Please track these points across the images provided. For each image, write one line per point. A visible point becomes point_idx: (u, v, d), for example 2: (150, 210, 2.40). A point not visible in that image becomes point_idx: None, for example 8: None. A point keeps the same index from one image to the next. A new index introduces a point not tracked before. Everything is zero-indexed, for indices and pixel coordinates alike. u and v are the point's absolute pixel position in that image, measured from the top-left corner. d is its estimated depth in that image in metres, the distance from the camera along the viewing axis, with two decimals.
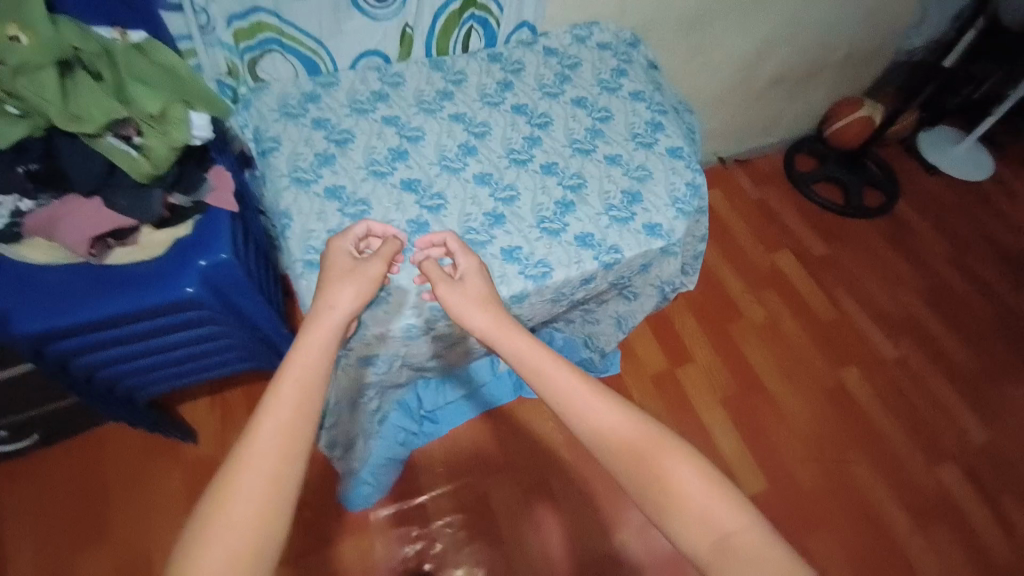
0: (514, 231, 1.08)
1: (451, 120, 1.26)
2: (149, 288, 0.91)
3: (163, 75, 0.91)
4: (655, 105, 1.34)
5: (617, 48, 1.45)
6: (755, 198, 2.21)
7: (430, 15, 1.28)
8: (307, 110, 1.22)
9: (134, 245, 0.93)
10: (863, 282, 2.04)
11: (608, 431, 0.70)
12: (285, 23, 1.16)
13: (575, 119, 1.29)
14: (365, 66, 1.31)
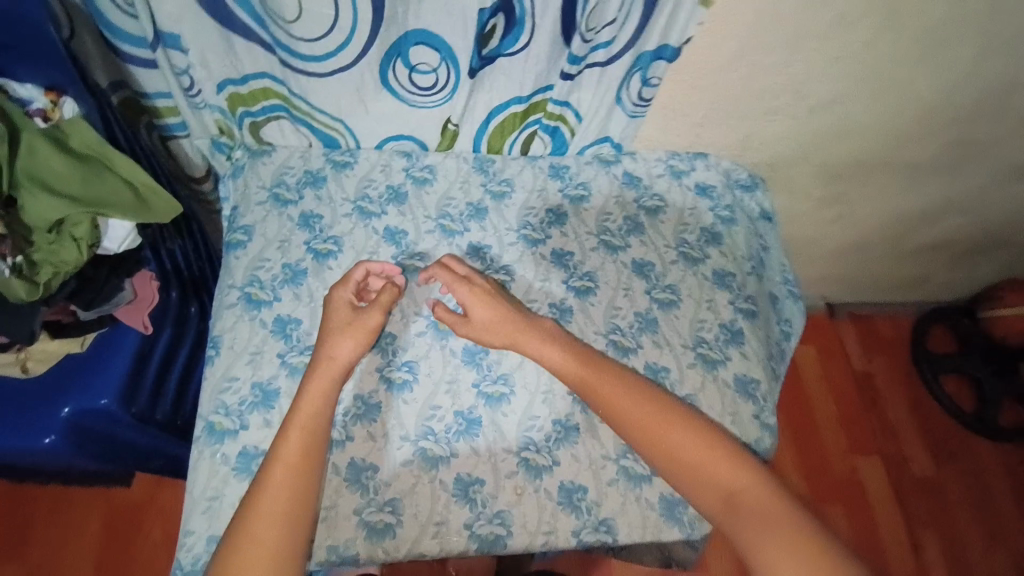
0: (483, 453, 0.81)
1: (468, 254, 0.97)
2: (3, 432, 0.76)
3: (76, 170, 0.71)
4: (745, 300, 0.97)
5: (721, 198, 1.07)
6: (858, 373, 1.74)
7: (484, 110, 1.00)
8: (302, 197, 0.96)
9: (14, 355, 0.77)
10: (966, 535, 1.55)
11: (628, 410, 0.77)
12: (297, 96, 0.92)
13: (629, 295, 0.95)
14: (392, 152, 1.03)
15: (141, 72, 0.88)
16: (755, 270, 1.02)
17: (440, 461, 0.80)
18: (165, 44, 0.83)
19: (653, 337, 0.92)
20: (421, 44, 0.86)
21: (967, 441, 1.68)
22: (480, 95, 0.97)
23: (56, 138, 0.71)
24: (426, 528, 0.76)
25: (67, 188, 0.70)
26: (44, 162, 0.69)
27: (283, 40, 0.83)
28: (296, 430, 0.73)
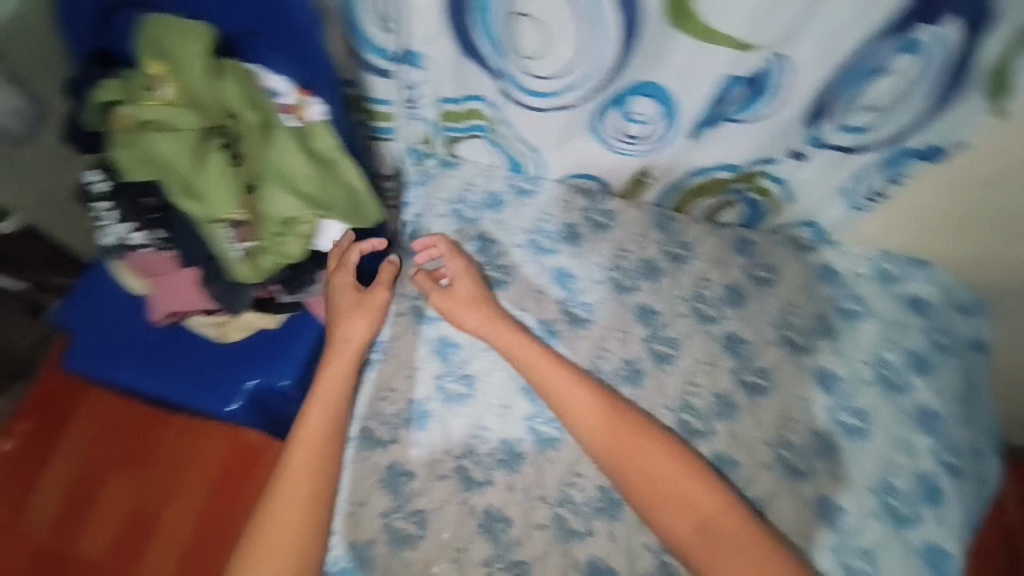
0: (519, 495, 0.78)
1: (552, 280, 0.95)
2: (202, 391, 0.84)
3: (315, 173, 0.76)
4: (849, 414, 0.87)
5: (849, 287, 0.94)
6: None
7: (685, 170, 0.92)
8: (481, 218, 0.98)
9: (214, 320, 0.84)
10: None
11: (589, 426, 0.75)
12: (502, 122, 0.92)
13: (711, 372, 0.88)
14: (575, 190, 1.00)
15: (369, 79, 0.90)
16: (873, 377, 0.89)
17: (476, 485, 0.78)
18: (405, 61, 0.85)
19: (727, 425, 0.86)
20: (646, 96, 0.80)
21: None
22: (692, 159, 0.89)
23: (303, 139, 0.77)
24: (446, 550, 0.75)
25: (300, 186, 0.76)
26: (286, 159, 0.75)
27: (515, 75, 0.82)
28: (320, 404, 0.76)
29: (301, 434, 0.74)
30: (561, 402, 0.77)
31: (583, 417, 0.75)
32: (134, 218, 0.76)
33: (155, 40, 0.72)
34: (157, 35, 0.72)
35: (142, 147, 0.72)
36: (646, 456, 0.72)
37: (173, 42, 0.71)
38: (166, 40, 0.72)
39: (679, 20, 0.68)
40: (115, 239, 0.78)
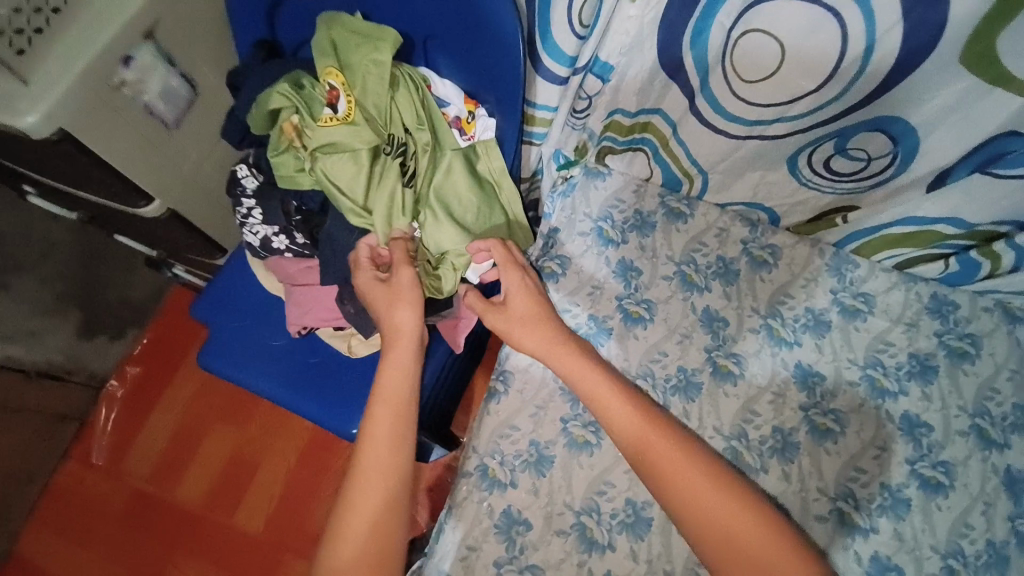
0: (541, 499, 0.74)
1: (613, 272, 0.85)
2: (326, 409, 0.75)
3: (478, 197, 0.68)
4: (931, 466, 0.73)
5: (962, 323, 0.79)
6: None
7: (889, 217, 0.77)
8: (590, 206, 0.89)
9: (344, 334, 0.76)
10: None
11: (646, 455, 0.61)
12: (679, 141, 0.80)
13: (777, 403, 0.78)
14: (734, 217, 0.87)
15: (540, 84, 0.71)
16: (968, 427, 0.75)
17: (497, 485, 0.74)
18: (591, 71, 0.72)
19: (784, 467, 0.74)
20: (883, 132, 0.65)
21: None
22: (880, 196, 0.75)
23: (467, 157, 0.67)
24: (457, 547, 0.72)
25: (459, 212, 0.68)
26: (449, 183, 0.67)
27: (718, 95, 0.70)
28: (382, 403, 0.62)
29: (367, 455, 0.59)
30: (635, 447, 0.62)
31: (665, 474, 0.60)
32: (280, 222, 0.70)
33: (350, 65, 0.62)
34: (357, 62, 0.61)
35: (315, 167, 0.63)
36: (743, 529, 0.56)
37: (371, 71, 0.61)
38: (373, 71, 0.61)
39: (974, 62, 0.54)
40: (259, 241, 0.72)
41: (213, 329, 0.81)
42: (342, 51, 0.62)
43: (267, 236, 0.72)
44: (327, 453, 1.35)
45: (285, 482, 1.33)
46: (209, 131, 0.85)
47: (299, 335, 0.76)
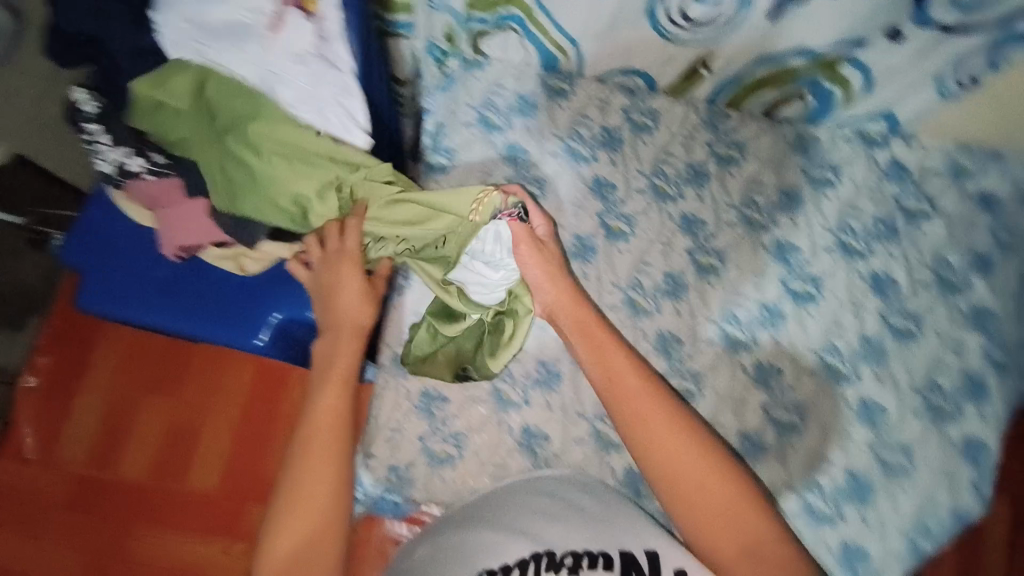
0: (456, 376, 0.78)
1: (502, 155, 0.86)
2: (224, 327, 0.75)
3: None
4: (802, 282, 0.82)
5: (824, 155, 0.86)
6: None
7: (750, 58, 0.81)
8: (471, 96, 0.88)
9: (229, 250, 0.74)
10: None
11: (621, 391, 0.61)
12: (542, 10, 0.80)
13: (666, 252, 0.83)
14: (615, 87, 0.90)
15: None
16: (833, 244, 0.83)
17: (412, 371, 0.78)
18: None
19: (675, 306, 0.81)
20: None
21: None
22: (737, 41, 0.78)
23: None
24: (380, 432, 0.76)
25: None
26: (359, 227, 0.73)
27: None
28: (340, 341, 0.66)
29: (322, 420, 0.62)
30: (602, 365, 0.63)
31: (622, 391, 0.60)
32: (130, 143, 0.69)
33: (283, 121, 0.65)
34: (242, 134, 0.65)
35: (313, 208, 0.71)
36: (687, 464, 0.56)
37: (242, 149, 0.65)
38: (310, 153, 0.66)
39: None
40: (113, 166, 0.71)
41: (88, 269, 0.78)
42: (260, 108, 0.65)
43: (121, 159, 0.70)
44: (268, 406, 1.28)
45: (229, 442, 1.25)
46: (38, 66, 0.79)
47: (179, 258, 0.76)
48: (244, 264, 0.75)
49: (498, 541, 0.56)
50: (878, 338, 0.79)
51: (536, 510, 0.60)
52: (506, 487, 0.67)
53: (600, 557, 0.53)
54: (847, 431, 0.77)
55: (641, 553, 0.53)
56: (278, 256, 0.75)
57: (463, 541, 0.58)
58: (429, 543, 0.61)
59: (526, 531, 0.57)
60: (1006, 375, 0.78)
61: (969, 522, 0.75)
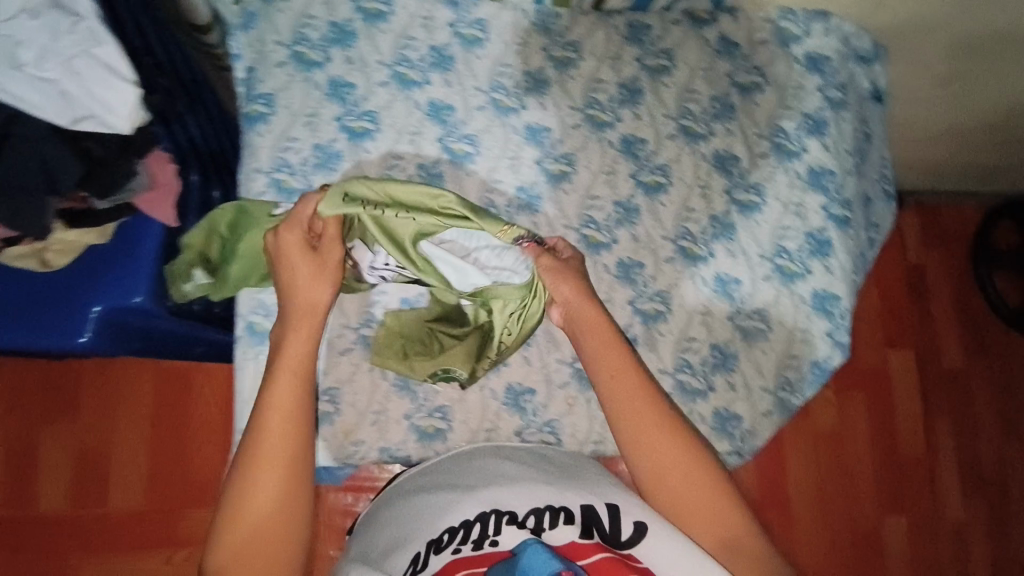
0: (319, 329, 0.76)
1: (326, 94, 0.78)
2: (41, 330, 0.70)
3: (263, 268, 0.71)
4: (651, 172, 0.84)
5: (656, 43, 0.86)
6: (910, 265, 1.66)
7: None
8: (279, 32, 0.79)
9: (27, 246, 0.68)
10: (935, 427, 1.59)
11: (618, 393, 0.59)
12: None
13: (515, 166, 0.82)
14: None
15: None
16: (675, 130, 0.84)
17: (270, 335, 0.75)
18: None
19: (532, 219, 0.81)
20: None
21: (1002, 334, 1.67)
22: None
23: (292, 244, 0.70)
24: (246, 404, 0.73)
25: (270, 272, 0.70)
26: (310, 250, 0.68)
27: None
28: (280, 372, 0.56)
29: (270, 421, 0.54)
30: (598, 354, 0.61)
31: (614, 379, 0.59)
32: None
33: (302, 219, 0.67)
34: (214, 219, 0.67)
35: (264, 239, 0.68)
36: (676, 455, 0.56)
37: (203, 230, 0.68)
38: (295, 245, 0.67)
39: None
40: None
41: None
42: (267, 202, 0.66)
43: None
44: (183, 408, 1.17)
45: (149, 452, 1.16)
46: None
47: None
48: (50, 258, 0.70)
49: (458, 500, 0.57)
50: (727, 213, 0.84)
51: (500, 477, 0.60)
52: (462, 457, 0.68)
53: (562, 514, 0.53)
54: (708, 307, 0.81)
55: (603, 509, 0.55)
56: (86, 243, 0.71)
57: (426, 501, 0.59)
58: (393, 508, 0.62)
59: (487, 494, 0.57)
60: (845, 226, 0.83)
61: (828, 370, 0.81)
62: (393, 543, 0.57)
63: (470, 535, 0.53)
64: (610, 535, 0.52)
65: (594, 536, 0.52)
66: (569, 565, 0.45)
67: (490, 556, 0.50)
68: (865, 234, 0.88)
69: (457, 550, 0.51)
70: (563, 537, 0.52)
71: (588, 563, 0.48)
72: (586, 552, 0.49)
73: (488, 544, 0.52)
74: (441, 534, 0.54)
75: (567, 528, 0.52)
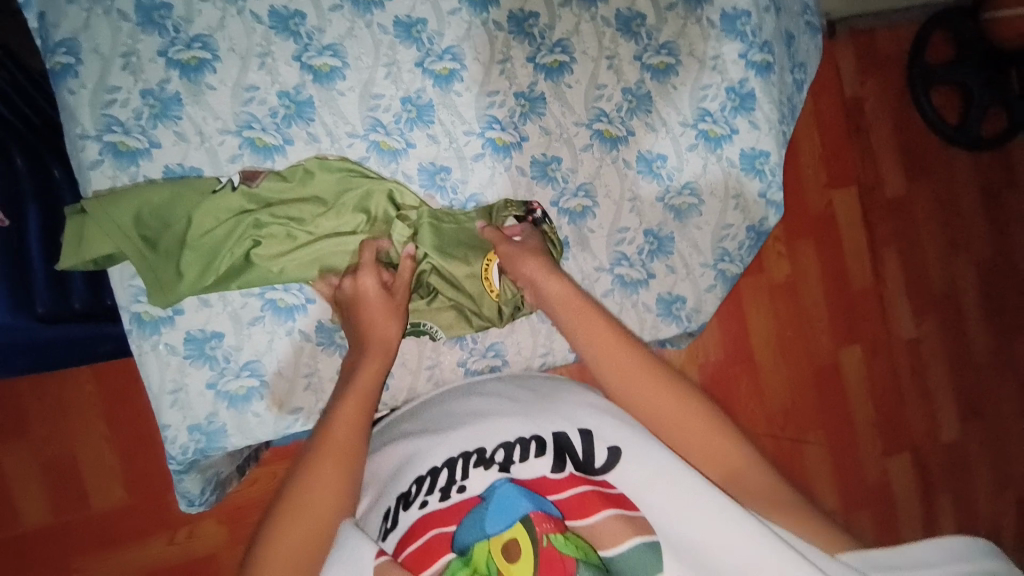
0: (219, 305, 0.67)
1: (140, 25, 0.64)
2: None
3: (201, 255, 0.63)
4: (550, 52, 0.73)
5: None
6: (848, 99, 1.62)
7: None
8: None
9: None
10: (884, 258, 1.64)
11: (613, 365, 0.58)
12: None
13: (393, 74, 0.70)
14: None
15: None
16: None
17: (163, 323, 0.65)
18: None
19: (427, 132, 0.71)
20: None
21: (939, 152, 1.68)
22: None
23: (251, 236, 0.64)
24: (160, 399, 0.65)
25: (213, 262, 0.63)
26: (274, 240, 0.65)
27: None
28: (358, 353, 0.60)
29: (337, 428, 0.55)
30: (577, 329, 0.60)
31: (606, 353, 0.58)
32: None
33: (301, 221, 0.66)
34: (194, 204, 0.63)
35: (227, 218, 0.64)
36: (668, 407, 0.55)
37: (174, 213, 0.63)
38: (287, 255, 0.65)
39: None
40: None
41: None
42: (270, 202, 0.65)
43: None
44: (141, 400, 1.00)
45: (117, 453, 1.00)
46: None
47: None
48: None
49: (438, 442, 0.56)
50: (641, 83, 0.75)
51: (470, 415, 0.59)
52: (428, 400, 0.67)
53: (532, 443, 0.54)
54: (635, 191, 0.75)
55: (576, 437, 0.55)
56: None
57: (395, 455, 0.59)
58: (372, 458, 0.61)
59: (462, 434, 0.56)
60: (767, 73, 0.77)
61: (764, 231, 0.78)
62: (375, 501, 0.57)
63: (438, 481, 0.53)
64: (584, 462, 0.54)
65: (567, 466, 0.53)
66: (540, 504, 0.49)
67: (461, 505, 0.50)
68: (789, 75, 0.82)
69: (425, 503, 0.51)
70: (534, 471, 0.53)
71: (565, 496, 0.51)
72: (561, 486, 0.52)
73: (457, 491, 0.51)
74: (409, 485, 0.54)
75: (540, 458, 0.54)
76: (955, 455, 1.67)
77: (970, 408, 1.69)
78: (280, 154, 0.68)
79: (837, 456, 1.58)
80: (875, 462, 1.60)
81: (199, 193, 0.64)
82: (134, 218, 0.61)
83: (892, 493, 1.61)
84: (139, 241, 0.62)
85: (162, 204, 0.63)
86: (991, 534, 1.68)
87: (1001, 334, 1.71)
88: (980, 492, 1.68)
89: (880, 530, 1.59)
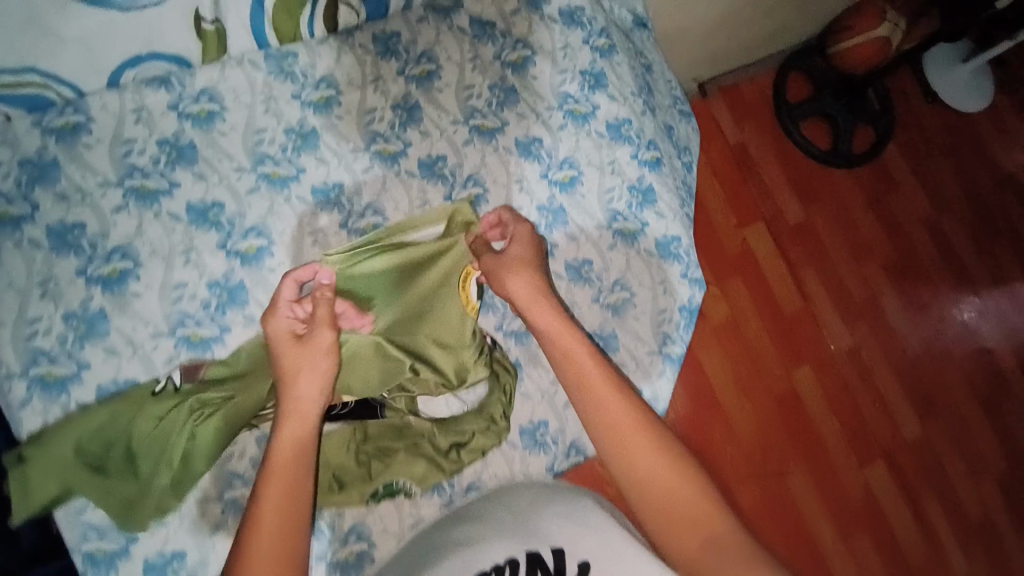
0: (176, 520, 0.64)
1: (54, 250, 0.65)
2: None
3: (151, 459, 0.63)
4: (463, 188, 0.79)
5: (411, 48, 0.80)
6: (733, 144, 1.80)
7: None
8: None
9: None
10: (805, 278, 1.78)
11: (602, 412, 0.60)
12: None
13: (320, 241, 0.74)
14: (139, 87, 0.70)
15: None
16: (469, 133, 0.80)
17: (118, 555, 0.62)
18: None
19: None
20: None
21: (824, 174, 1.88)
22: None
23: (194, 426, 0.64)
24: None
25: (168, 462, 0.64)
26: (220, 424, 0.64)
27: None
28: (278, 473, 0.54)
29: (266, 515, 0.52)
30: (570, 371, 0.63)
31: (600, 403, 0.60)
32: None
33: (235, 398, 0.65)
34: (131, 415, 0.63)
35: (162, 422, 0.63)
36: (648, 460, 0.57)
37: (116, 430, 0.63)
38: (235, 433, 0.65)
39: None
40: None
41: None
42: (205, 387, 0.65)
43: None
44: None
45: None
46: None
47: None
48: None
49: None
50: (552, 199, 0.81)
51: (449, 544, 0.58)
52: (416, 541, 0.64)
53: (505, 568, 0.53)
54: (571, 298, 0.79)
55: (548, 552, 0.54)
56: None
57: None
58: None
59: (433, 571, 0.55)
60: (659, 168, 0.85)
61: (695, 307, 0.83)
62: None
63: None
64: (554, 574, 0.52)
65: None
66: None
67: None
68: (677, 161, 0.92)
69: None
70: None
71: None
72: None
73: None
74: None
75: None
76: (922, 449, 1.76)
77: (922, 398, 1.80)
78: (219, 344, 0.68)
79: (819, 478, 1.63)
80: (852, 472, 1.66)
81: (138, 405, 0.63)
82: (78, 447, 0.61)
83: (878, 499, 1.67)
84: (92, 468, 0.62)
85: (97, 426, 0.62)
86: (974, 512, 1.75)
87: (925, 324, 1.87)
88: (952, 475, 1.76)
89: (874, 537, 1.63)
